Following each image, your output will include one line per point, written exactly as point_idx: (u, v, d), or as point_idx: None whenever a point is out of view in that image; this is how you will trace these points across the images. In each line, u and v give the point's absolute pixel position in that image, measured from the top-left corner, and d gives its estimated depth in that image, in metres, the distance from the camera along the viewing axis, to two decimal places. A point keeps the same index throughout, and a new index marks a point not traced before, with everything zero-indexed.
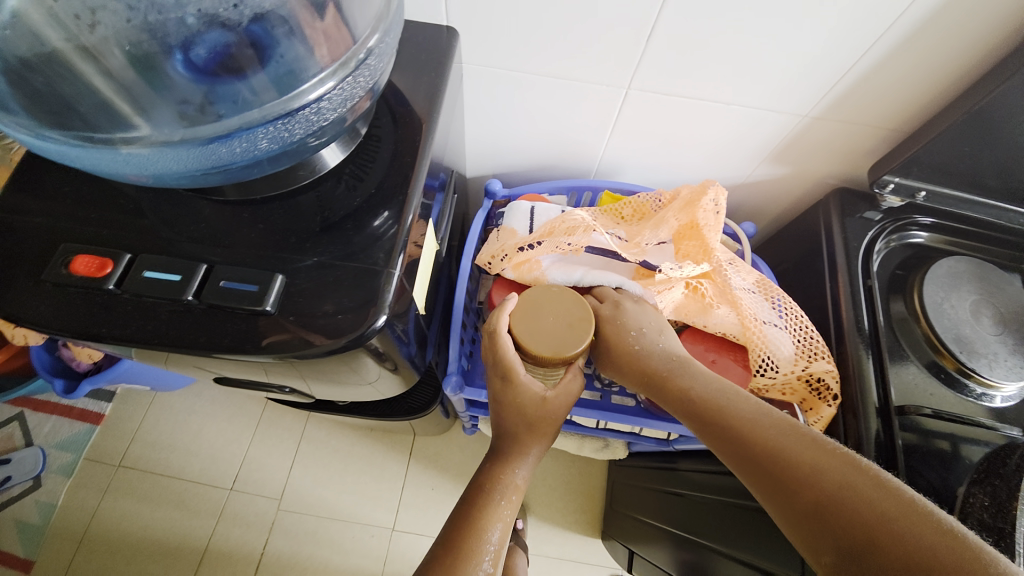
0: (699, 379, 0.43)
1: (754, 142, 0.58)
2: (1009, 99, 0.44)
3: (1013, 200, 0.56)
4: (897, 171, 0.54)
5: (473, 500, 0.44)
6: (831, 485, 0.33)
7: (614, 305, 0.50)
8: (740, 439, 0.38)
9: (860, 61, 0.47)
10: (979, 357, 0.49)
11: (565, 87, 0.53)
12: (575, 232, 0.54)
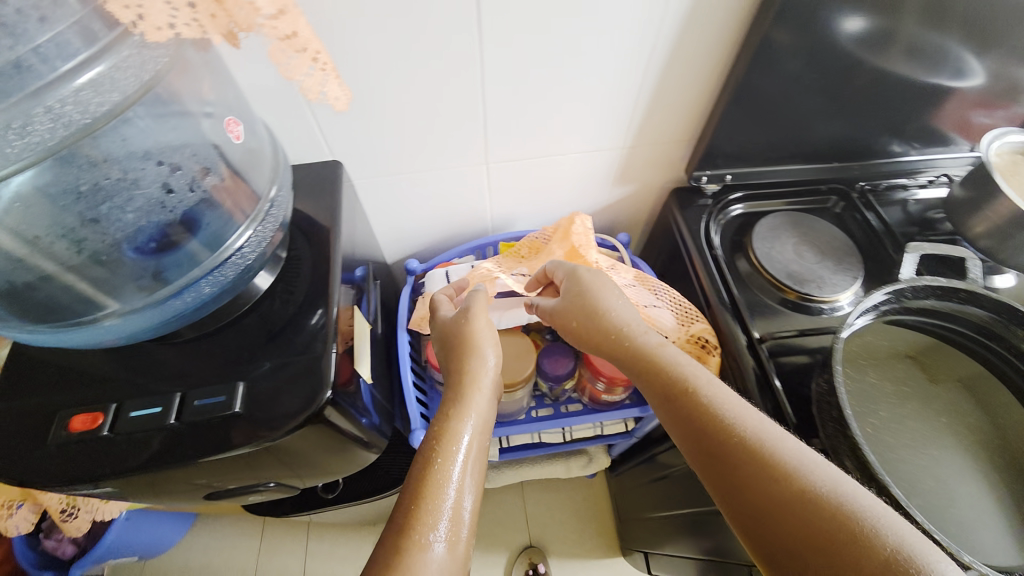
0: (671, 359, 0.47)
1: (600, 175, 0.73)
2: (741, 101, 0.62)
3: (797, 161, 0.73)
4: (705, 166, 0.71)
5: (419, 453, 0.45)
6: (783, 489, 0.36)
7: (577, 286, 0.56)
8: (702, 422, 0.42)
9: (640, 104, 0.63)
10: (810, 283, 0.63)
11: (441, 175, 0.67)
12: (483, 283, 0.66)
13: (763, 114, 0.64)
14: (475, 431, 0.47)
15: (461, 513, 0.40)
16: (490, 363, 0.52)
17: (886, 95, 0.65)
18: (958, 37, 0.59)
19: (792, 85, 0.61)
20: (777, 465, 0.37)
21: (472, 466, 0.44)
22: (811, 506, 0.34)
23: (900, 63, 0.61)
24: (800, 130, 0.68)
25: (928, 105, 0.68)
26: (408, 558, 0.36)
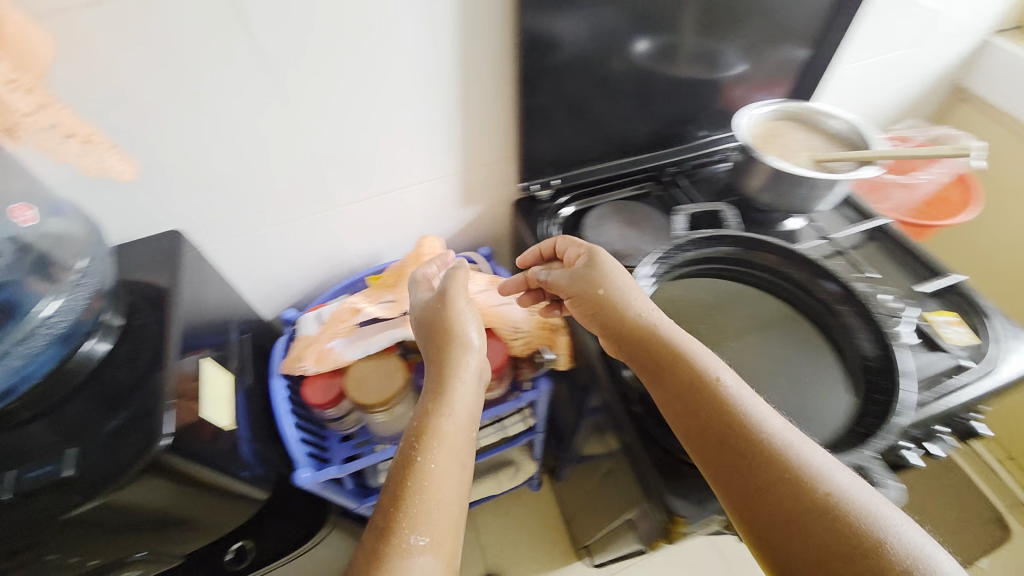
0: (697, 355, 0.51)
1: (449, 200, 0.81)
2: (539, 116, 0.72)
3: (614, 159, 0.84)
4: (535, 176, 0.80)
5: (400, 460, 0.49)
6: (803, 489, 0.40)
7: (591, 274, 0.59)
8: (731, 421, 0.46)
9: (457, 133, 0.71)
10: (633, 258, 0.73)
11: (294, 224, 0.72)
12: (346, 317, 0.70)
13: (564, 125, 0.75)
14: (453, 422, 0.51)
15: (442, 509, 0.46)
16: (473, 360, 0.56)
17: (661, 90, 0.78)
18: (693, 36, 0.72)
19: (578, 93, 0.72)
20: (794, 470, 0.42)
21: (455, 461, 0.49)
22: (799, 489, 0.41)
23: (660, 63, 0.74)
24: (603, 130, 0.80)
25: (698, 92, 0.81)
26: (392, 562, 0.42)
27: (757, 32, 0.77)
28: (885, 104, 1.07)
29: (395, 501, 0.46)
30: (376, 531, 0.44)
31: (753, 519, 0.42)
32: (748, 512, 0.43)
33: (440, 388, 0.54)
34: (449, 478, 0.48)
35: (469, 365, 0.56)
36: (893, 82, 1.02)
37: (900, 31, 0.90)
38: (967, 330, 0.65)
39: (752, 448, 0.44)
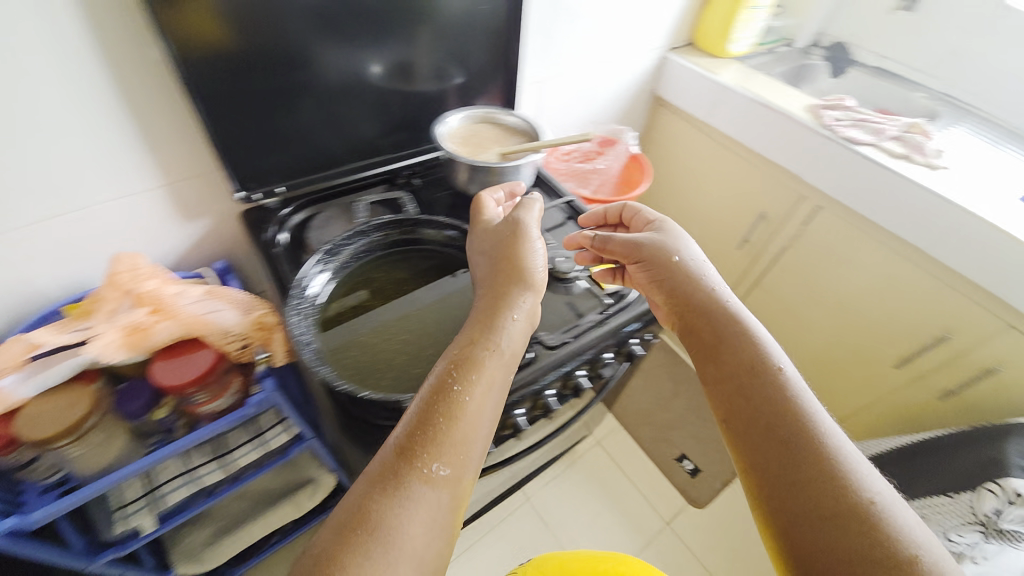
0: (723, 308, 0.66)
1: (158, 217, 0.77)
2: (232, 126, 0.73)
3: (341, 166, 0.90)
4: (254, 185, 0.81)
5: (434, 398, 0.50)
6: (815, 440, 0.53)
7: (658, 247, 0.72)
8: (753, 365, 0.60)
9: (138, 145, 0.69)
10: None
11: None
12: (16, 353, 0.63)
13: (267, 134, 0.77)
14: (513, 343, 0.56)
15: (463, 445, 0.49)
16: (530, 300, 0.60)
17: (366, 99, 0.85)
18: (377, 50, 0.81)
19: (270, 104, 0.75)
20: (813, 435, 0.53)
21: (490, 393, 0.52)
22: (814, 462, 0.51)
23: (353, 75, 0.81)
24: (317, 138, 0.84)
25: (406, 100, 0.91)
26: (410, 484, 0.45)
27: (442, 46, 0.88)
28: (595, 106, 1.30)
29: (413, 451, 0.47)
30: (381, 494, 0.45)
31: (776, 467, 0.53)
32: (780, 441, 0.54)
33: (494, 318, 0.57)
34: (479, 417, 0.50)
35: (524, 303, 0.60)
36: (593, 88, 1.25)
37: (578, 46, 1.11)
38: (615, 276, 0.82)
39: (787, 410, 0.55)
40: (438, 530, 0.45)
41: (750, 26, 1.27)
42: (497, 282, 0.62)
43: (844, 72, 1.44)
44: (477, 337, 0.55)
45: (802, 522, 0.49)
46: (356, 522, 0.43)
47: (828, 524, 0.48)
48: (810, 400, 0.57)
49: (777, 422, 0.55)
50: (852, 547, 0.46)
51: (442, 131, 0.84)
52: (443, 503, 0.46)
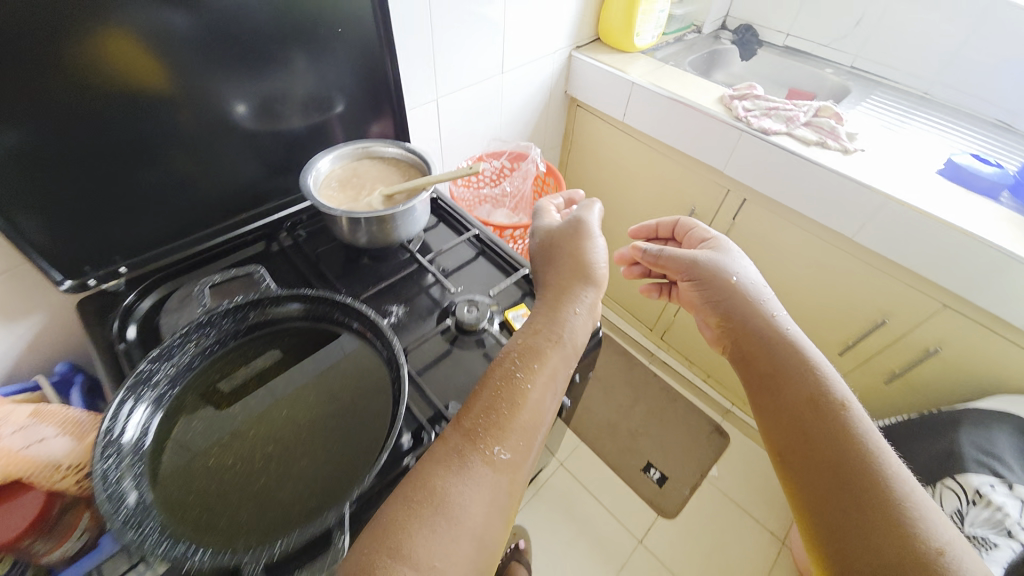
0: (767, 320, 0.63)
1: None
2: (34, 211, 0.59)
3: (200, 230, 0.77)
4: (86, 269, 0.67)
5: (496, 387, 0.54)
6: (860, 455, 0.50)
7: (715, 267, 0.69)
8: (804, 381, 0.56)
9: None
10: None
11: None
12: None
13: (89, 213, 0.64)
14: (561, 350, 0.59)
15: (528, 430, 0.52)
16: (587, 297, 0.65)
17: (213, 154, 0.71)
18: (215, 97, 0.67)
19: (78, 178, 0.61)
20: (862, 452, 0.50)
21: (548, 388, 0.55)
22: (859, 473, 0.49)
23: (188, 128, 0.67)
24: (158, 207, 0.70)
25: (268, 145, 0.77)
26: (474, 457, 0.48)
27: (300, 81, 0.75)
28: (502, 116, 1.20)
29: (477, 441, 0.50)
30: (444, 470, 0.47)
31: (815, 480, 0.51)
32: (818, 456, 0.52)
33: (555, 317, 0.62)
34: (540, 408, 0.54)
35: (586, 297, 0.66)
36: (497, 98, 1.15)
37: (470, 58, 1.01)
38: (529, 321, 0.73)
39: (831, 423, 0.53)
40: (490, 517, 0.47)
41: (653, 19, 1.22)
42: (555, 277, 0.69)
43: (752, 55, 1.41)
44: (534, 357, 0.57)
45: (838, 516, 0.48)
46: (418, 501, 0.45)
47: (864, 509, 0.47)
48: (847, 396, 0.55)
49: (819, 438, 0.52)
50: (887, 557, 0.44)
51: (311, 177, 0.72)
52: (502, 485, 0.48)
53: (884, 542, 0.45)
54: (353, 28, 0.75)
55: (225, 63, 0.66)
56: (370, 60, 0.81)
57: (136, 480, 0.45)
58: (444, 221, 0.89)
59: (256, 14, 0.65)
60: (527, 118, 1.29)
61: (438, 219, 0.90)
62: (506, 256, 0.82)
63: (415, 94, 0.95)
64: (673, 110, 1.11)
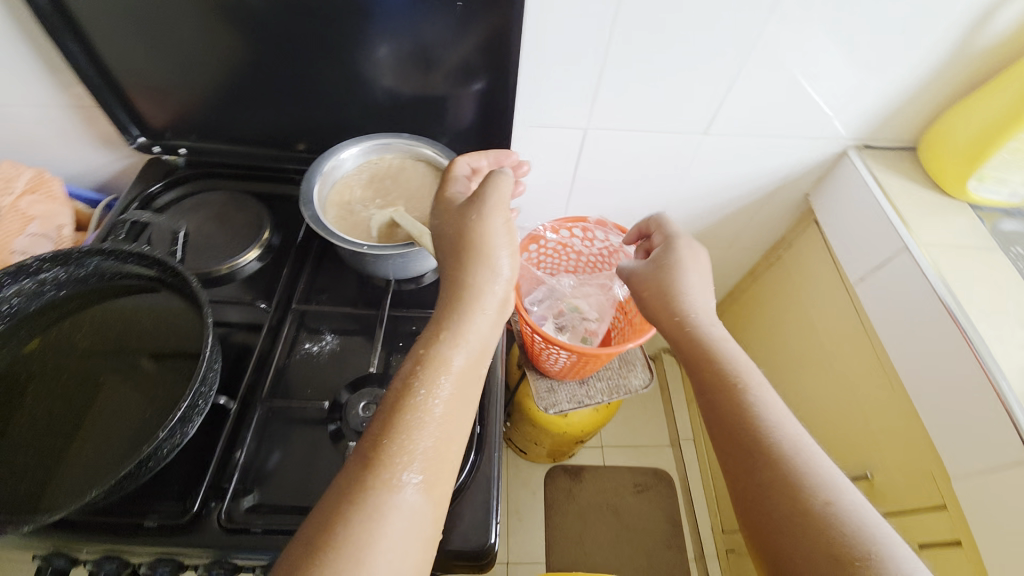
0: (692, 307, 0.52)
1: (67, 135, 0.74)
2: (118, 68, 0.64)
3: (264, 147, 0.77)
4: (162, 136, 0.74)
5: (393, 411, 0.41)
6: (776, 447, 0.40)
7: (648, 270, 0.57)
8: (716, 377, 0.46)
9: (30, 68, 0.65)
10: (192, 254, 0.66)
11: None
12: None
13: (165, 86, 0.67)
14: (472, 355, 0.46)
15: (444, 444, 0.42)
16: (500, 290, 0.49)
17: (291, 86, 0.69)
18: (299, 33, 0.62)
19: (155, 55, 0.64)
20: (772, 448, 0.40)
21: (459, 401, 0.44)
22: (773, 472, 0.39)
23: (268, 54, 0.64)
24: (229, 111, 0.71)
25: (351, 103, 0.71)
26: (377, 493, 0.38)
27: (400, 48, 0.64)
28: (686, 184, 0.89)
29: (375, 466, 0.39)
30: (335, 498, 0.38)
31: (738, 485, 0.41)
32: (733, 452, 0.42)
33: (457, 323, 0.46)
34: (456, 414, 0.43)
35: (493, 295, 0.48)
36: (687, 161, 0.84)
37: (661, 100, 0.72)
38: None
39: (739, 424, 0.42)
40: (420, 550, 0.38)
41: None
42: (446, 279, 0.50)
43: None
44: (433, 370, 0.43)
45: (754, 510, 0.39)
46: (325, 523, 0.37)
47: (779, 506, 0.38)
48: (748, 368, 0.46)
49: (734, 435, 0.42)
50: (815, 565, 0.34)
51: (329, 164, 0.63)
52: (425, 508, 0.39)
53: (805, 540, 0.36)
54: (474, 7, 0.59)
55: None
56: (494, 56, 0.64)
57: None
58: None
59: None
60: (726, 200, 0.93)
61: None
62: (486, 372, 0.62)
63: (557, 113, 0.74)
64: (933, 329, 0.67)
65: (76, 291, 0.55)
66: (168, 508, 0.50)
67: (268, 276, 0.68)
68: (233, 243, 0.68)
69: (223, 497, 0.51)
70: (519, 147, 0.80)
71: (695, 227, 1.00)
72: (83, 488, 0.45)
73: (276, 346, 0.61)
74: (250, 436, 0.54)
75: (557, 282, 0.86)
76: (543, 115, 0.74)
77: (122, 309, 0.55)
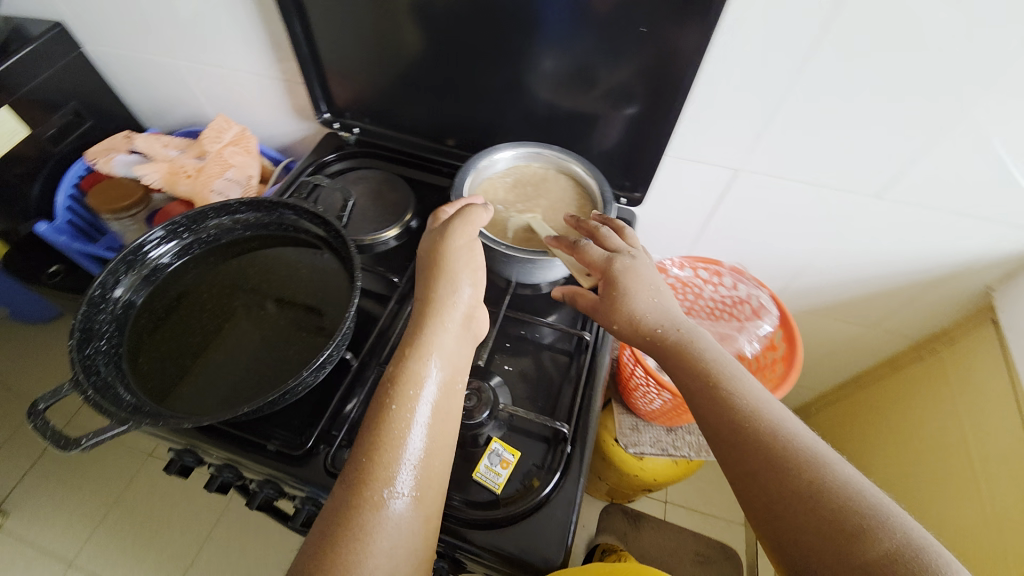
0: (674, 324, 0.50)
1: (272, 102, 0.88)
2: (327, 53, 0.75)
3: (422, 138, 0.84)
4: (343, 115, 0.84)
5: (370, 425, 0.46)
6: (777, 446, 0.40)
7: (618, 278, 0.53)
8: (716, 387, 0.45)
9: (262, 45, 0.78)
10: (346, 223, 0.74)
11: (149, 62, 0.87)
12: (142, 141, 0.85)
13: (358, 73, 0.77)
14: (445, 372, 0.51)
15: (427, 459, 0.46)
16: (462, 306, 0.55)
17: (462, 88, 0.74)
18: (483, 40, 0.67)
19: (358, 46, 0.73)
20: (775, 446, 0.40)
21: (433, 420, 0.48)
22: (783, 471, 0.38)
23: (451, 56, 0.70)
24: (404, 101, 0.79)
25: (510, 110, 0.75)
26: (364, 509, 0.41)
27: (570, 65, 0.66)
28: (839, 246, 0.80)
29: (361, 478, 0.43)
30: (330, 505, 0.42)
31: (742, 489, 0.41)
32: (735, 461, 0.41)
33: (418, 342, 0.51)
34: (437, 436, 0.48)
35: (456, 310, 0.55)
36: (848, 222, 0.76)
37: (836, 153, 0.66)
38: (506, 477, 0.55)
39: (740, 430, 0.42)
40: (409, 556, 0.42)
41: None
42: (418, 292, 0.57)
43: None
44: (406, 390, 0.47)
45: (755, 498, 0.40)
46: (327, 542, 0.40)
47: (786, 501, 0.37)
48: (727, 362, 0.47)
49: (735, 443, 0.41)
50: (824, 551, 0.34)
51: (484, 162, 0.67)
52: (416, 526, 0.43)
53: (813, 531, 0.35)
54: (656, 32, 0.59)
55: (496, 6, 0.62)
56: (663, 82, 0.64)
57: (135, 292, 0.57)
58: (587, 305, 0.72)
59: None
60: (883, 272, 0.83)
61: None
62: (583, 394, 0.62)
63: (713, 148, 0.71)
64: None
65: (258, 233, 0.63)
66: (286, 438, 0.55)
67: (402, 255, 0.74)
68: (380, 220, 0.75)
69: (332, 444, 0.55)
70: (662, 176, 0.78)
71: (836, 293, 0.90)
72: (229, 403, 0.52)
73: (398, 317, 0.66)
74: (363, 393, 0.59)
75: None
76: (697, 148, 0.72)
77: (287, 259, 0.62)
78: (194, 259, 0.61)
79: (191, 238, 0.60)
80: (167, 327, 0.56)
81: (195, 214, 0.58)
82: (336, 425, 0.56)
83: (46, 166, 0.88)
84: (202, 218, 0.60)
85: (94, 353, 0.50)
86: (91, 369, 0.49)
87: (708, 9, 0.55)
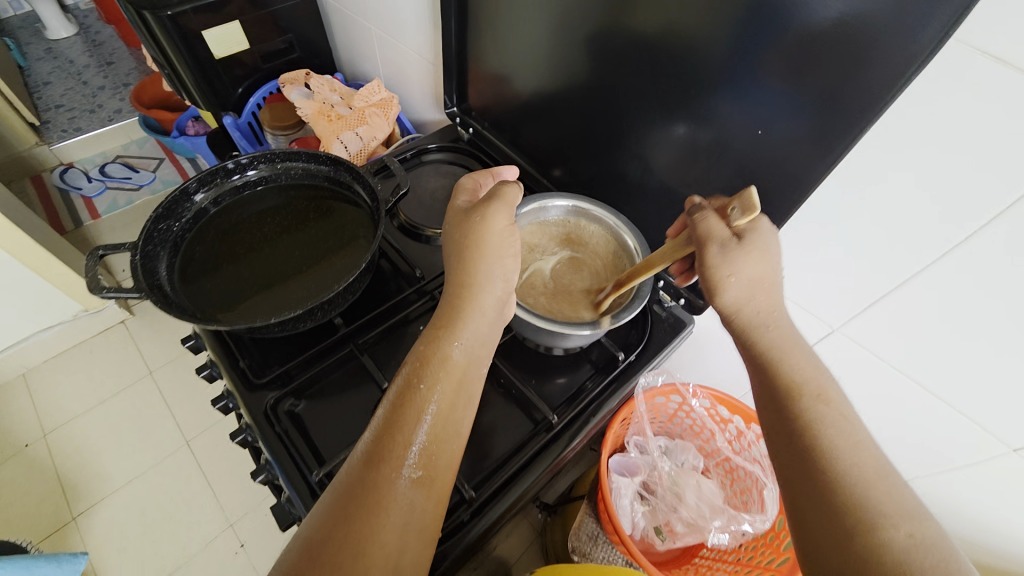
0: (778, 329, 0.47)
1: (423, 81, 0.96)
2: (472, 53, 0.79)
3: (524, 157, 0.84)
4: (467, 113, 0.88)
5: (395, 403, 0.47)
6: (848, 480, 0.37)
7: (750, 263, 0.47)
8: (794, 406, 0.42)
9: (428, 30, 0.85)
10: (413, 207, 0.79)
11: (354, 19, 1.02)
12: (320, 81, 1.01)
13: (490, 79, 0.80)
14: (466, 358, 0.52)
15: (442, 442, 0.48)
16: (500, 292, 0.56)
17: (570, 124, 0.72)
18: (601, 88, 0.64)
19: (497, 55, 0.75)
20: (842, 477, 0.37)
21: (459, 398, 0.50)
22: (843, 501, 0.36)
23: (570, 90, 0.68)
24: (520, 118, 0.80)
25: (605, 163, 0.70)
26: (381, 480, 0.44)
27: (676, 144, 0.59)
28: (947, 479, 0.61)
29: (386, 453, 0.45)
30: (355, 473, 0.44)
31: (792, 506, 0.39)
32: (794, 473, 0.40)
33: (450, 321, 0.53)
34: (448, 427, 0.49)
35: (496, 294, 0.56)
36: (970, 460, 0.57)
37: (975, 371, 0.50)
38: None
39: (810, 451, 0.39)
40: (417, 532, 0.44)
41: None
42: (451, 260, 0.57)
43: None
44: (436, 368, 0.49)
45: (804, 518, 0.38)
46: (343, 509, 0.42)
47: (837, 525, 0.36)
48: (824, 382, 0.43)
49: (803, 457, 0.39)
50: None
51: (536, 207, 0.66)
52: (422, 506, 0.45)
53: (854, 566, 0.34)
54: (778, 139, 0.49)
55: (621, 57, 0.59)
56: (768, 200, 0.54)
57: (218, 198, 0.69)
58: (590, 381, 0.64)
59: (677, 36, 0.51)
60: (1004, 541, 0.61)
61: (591, 374, 0.65)
62: (519, 473, 0.56)
63: (812, 295, 0.58)
64: None
65: (331, 186, 0.72)
66: (256, 362, 0.61)
67: (446, 255, 0.75)
68: (442, 217, 0.78)
69: (281, 389, 0.59)
70: None
71: None
72: (225, 313, 0.59)
73: (405, 309, 0.67)
74: (332, 359, 0.62)
75: (676, 448, 0.73)
76: (794, 287, 0.60)
77: (344, 213, 0.70)
78: (274, 188, 0.71)
79: (281, 174, 0.71)
80: (222, 233, 0.67)
81: (290, 151, 0.70)
82: (298, 373, 0.61)
83: (254, 74, 1.09)
84: (291, 158, 0.71)
85: (165, 229, 0.63)
86: (151, 240, 0.60)
87: (844, 133, 0.44)
